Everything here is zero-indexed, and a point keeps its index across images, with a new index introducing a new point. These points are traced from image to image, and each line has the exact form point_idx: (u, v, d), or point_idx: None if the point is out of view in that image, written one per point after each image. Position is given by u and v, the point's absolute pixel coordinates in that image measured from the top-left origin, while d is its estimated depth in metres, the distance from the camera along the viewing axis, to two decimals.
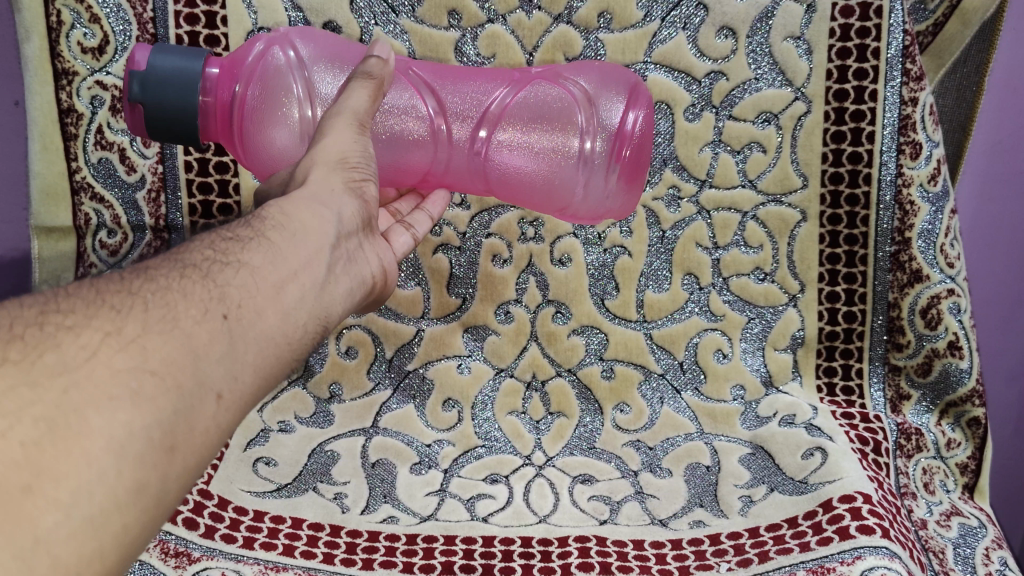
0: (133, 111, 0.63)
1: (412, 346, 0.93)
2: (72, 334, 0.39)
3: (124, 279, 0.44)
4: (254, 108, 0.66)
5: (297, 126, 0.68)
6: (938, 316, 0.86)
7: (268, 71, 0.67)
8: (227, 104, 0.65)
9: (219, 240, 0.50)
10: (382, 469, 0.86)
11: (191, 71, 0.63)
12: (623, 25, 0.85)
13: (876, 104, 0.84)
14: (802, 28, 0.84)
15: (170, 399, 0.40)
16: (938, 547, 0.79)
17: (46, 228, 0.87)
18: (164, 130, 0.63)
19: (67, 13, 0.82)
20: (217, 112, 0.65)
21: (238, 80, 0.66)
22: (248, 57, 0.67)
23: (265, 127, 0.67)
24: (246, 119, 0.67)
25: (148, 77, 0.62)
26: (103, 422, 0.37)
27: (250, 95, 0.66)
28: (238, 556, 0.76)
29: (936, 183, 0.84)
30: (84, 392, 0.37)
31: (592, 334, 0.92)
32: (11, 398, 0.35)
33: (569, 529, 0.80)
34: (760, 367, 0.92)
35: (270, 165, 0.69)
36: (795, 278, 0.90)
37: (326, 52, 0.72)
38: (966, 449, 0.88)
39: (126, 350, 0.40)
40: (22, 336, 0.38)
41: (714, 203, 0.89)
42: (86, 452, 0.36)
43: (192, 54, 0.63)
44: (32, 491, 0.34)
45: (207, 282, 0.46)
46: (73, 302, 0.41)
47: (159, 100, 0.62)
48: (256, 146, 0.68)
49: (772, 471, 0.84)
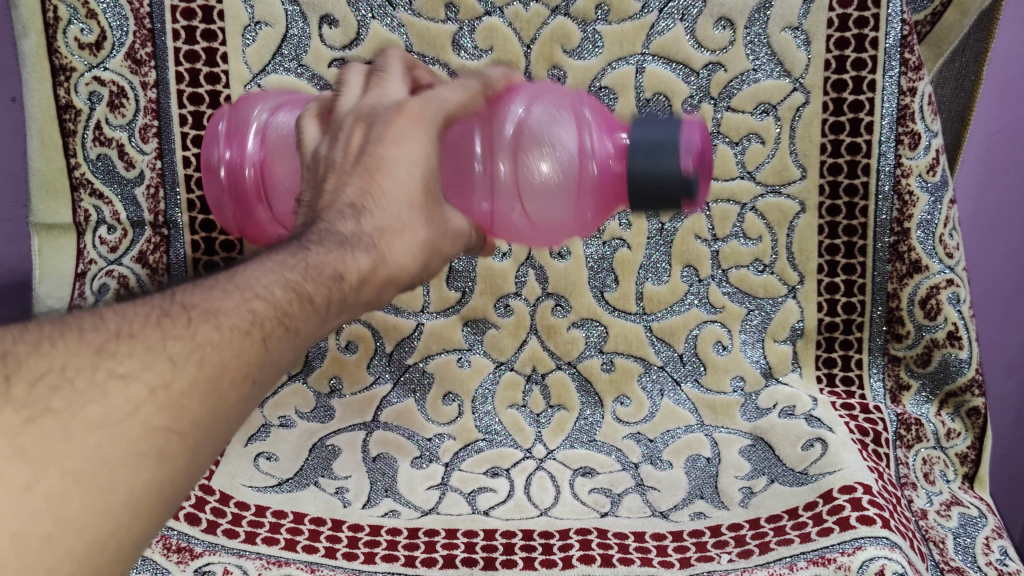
0: (695, 127, 0.58)
1: (411, 340, 0.92)
2: (122, 383, 0.36)
3: (187, 313, 0.41)
4: (570, 141, 0.63)
5: (519, 141, 0.64)
6: (938, 306, 0.86)
7: (553, 178, 0.63)
8: (599, 146, 0.62)
9: (281, 286, 0.46)
10: (383, 463, 0.87)
11: (645, 165, 0.58)
12: (621, 17, 0.85)
13: (874, 95, 0.84)
14: (799, 18, 0.84)
15: (185, 458, 0.38)
16: (938, 537, 0.79)
17: (47, 224, 0.88)
18: (648, 130, 0.59)
19: (64, 10, 0.83)
20: (601, 132, 0.63)
21: (586, 160, 0.62)
22: (584, 197, 0.63)
23: (556, 124, 0.64)
24: (556, 126, 0.63)
25: (682, 152, 0.58)
26: (129, 475, 0.35)
27: (571, 161, 0.62)
28: (241, 551, 0.76)
29: (935, 173, 0.84)
30: (117, 447, 0.35)
31: (592, 326, 0.92)
32: (44, 447, 0.33)
33: (570, 521, 0.80)
34: (760, 359, 0.92)
35: (536, 90, 0.66)
36: (794, 269, 0.90)
37: (533, 241, 0.70)
38: (966, 439, 0.87)
39: (169, 409, 0.37)
40: (72, 379, 0.35)
41: (713, 194, 0.89)
42: (106, 505, 0.34)
43: (648, 171, 0.58)
44: (52, 539, 0.32)
45: (262, 345, 0.43)
46: (133, 345, 0.38)
47: (662, 139, 0.58)
48: (563, 105, 0.65)
49: (772, 462, 0.84)
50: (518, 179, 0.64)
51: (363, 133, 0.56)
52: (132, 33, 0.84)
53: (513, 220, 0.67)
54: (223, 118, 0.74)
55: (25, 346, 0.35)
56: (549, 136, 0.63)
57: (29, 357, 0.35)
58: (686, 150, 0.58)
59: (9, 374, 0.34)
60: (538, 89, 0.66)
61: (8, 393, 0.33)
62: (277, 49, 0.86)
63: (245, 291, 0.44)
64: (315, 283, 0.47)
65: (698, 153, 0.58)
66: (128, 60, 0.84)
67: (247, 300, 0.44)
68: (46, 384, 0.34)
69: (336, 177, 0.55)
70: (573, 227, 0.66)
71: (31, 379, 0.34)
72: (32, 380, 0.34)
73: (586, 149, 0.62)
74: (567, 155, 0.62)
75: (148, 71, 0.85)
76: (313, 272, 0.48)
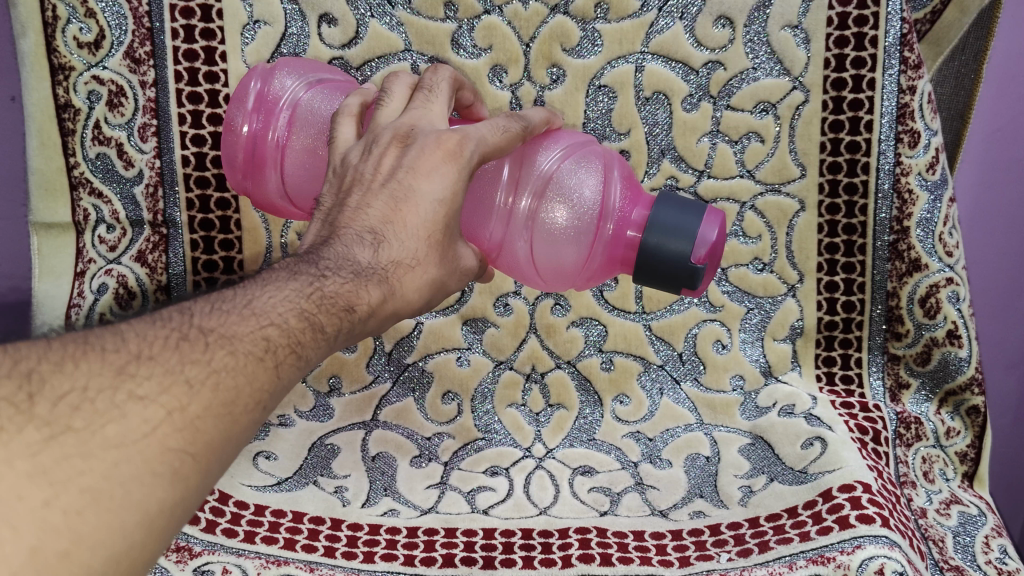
0: (714, 220, 0.64)
1: (411, 339, 0.92)
2: (139, 405, 0.38)
3: (203, 335, 0.43)
4: (595, 197, 0.66)
5: (549, 179, 0.67)
6: (937, 305, 0.86)
7: (568, 225, 0.66)
8: (624, 211, 0.66)
9: (297, 316, 0.47)
10: (382, 463, 0.86)
11: (661, 244, 0.63)
12: (620, 15, 0.85)
13: (874, 93, 0.84)
14: (799, 16, 0.83)
15: (197, 478, 0.40)
16: (938, 536, 0.79)
17: (46, 224, 0.88)
18: (670, 211, 0.64)
19: (62, 8, 0.82)
20: (626, 196, 0.67)
21: (604, 220, 0.66)
22: (596, 251, 0.67)
23: (589, 175, 0.67)
24: (588, 177, 0.67)
25: (698, 241, 0.62)
26: (144, 496, 0.37)
27: (594, 218, 0.66)
28: (239, 550, 0.76)
29: (935, 171, 0.84)
30: (135, 466, 0.37)
31: (591, 325, 0.92)
32: (63, 467, 0.35)
33: (570, 520, 0.80)
34: (759, 358, 0.92)
35: (572, 143, 0.69)
36: (794, 268, 0.90)
37: (529, 278, 0.72)
38: (966, 438, 0.87)
39: (185, 431, 0.39)
40: (93, 399, 0.38)
41: (713, 193, 0.89)
42: (122, 524, 0.36)
43: (663, 250, 0.63)
44: (69, 556, 0.34)
45: (275, 372, 0.44)
46: (152, 368, 0.40)
47: (681, 224, 0.63)
48: (595, 163, 0.68)
49: (772, 461, 0.84)
50: (538, 220, 0.67)
51: (398, 152, 0.57)
52: (131, 32, 0.84)
53: (516, 255, 0.69)
54: (256, 75, 0.72)
55: (48, 364, 0.38)
56: (576, 186, 0.66)
57: (53, 376, 0.38)
58: (701, 242, 0.62)
59: (33, 393, 0.37)
60: (574, 141, 0.70)
61: (32, 411, 0.36)
62: (276, 48, 0.86)
63: (261, 319, 0.46)
64: (328, 313, 0.49)
65: (710, 248, 0.63)
66: (126, 58, 0.84)
67: (262, 327, 0.45)
68: (67, 403, 0.37)
69: (361, 193, 0.56)
70: (572, 276, 0.70)
71: (53, 398, 0.37)
72: (54, 399, 0.37)
73: (610, 209, 0.66)
74: (590, 209, 0.66)
75: (147, 70, 0.85)
76: (326, 303, 0.49)
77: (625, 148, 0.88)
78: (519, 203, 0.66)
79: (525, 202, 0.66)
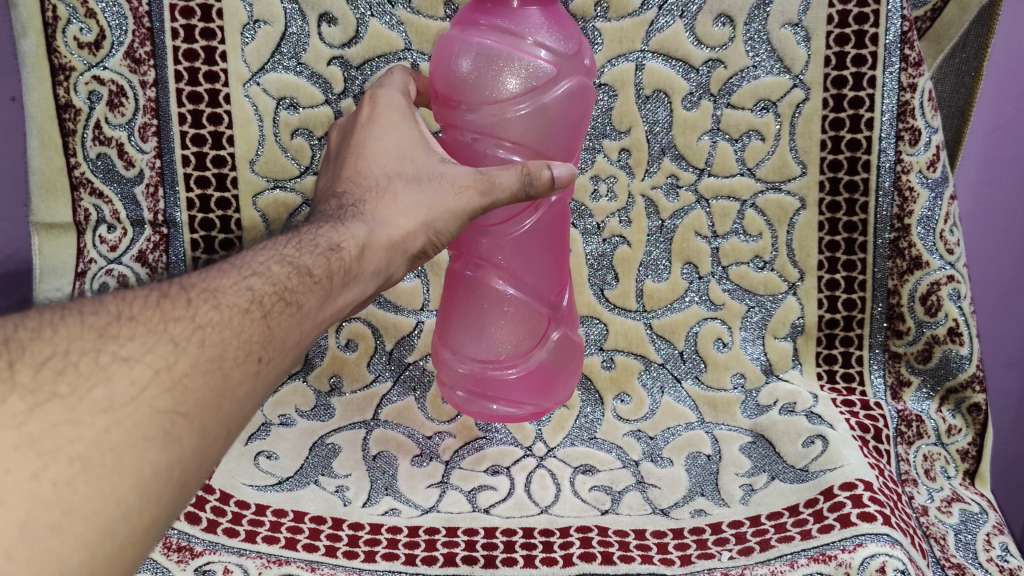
0: None
1: (412, 338, 0.94)
2: (124, 365, 0.41)
3: (190, 303, 0.46)
4: (505, 45, 0.63)
5: (472, 80, 0.64)
6: (938, 302, 0.86)
7: (543, 64, 0.64)
8: (504, 18, 0.64)
9: (279, 261, 0.53)
10: (383, 462, 0.87)
11: None
12: (620, 14, 0.85)
13: (874, 91, 0.84)
14: (799, 14, 0.83)
15: (193, 439, 0.42)
16: (939, 534, 0.78)
17: (47, 224, 0.88)
18: None
19: (63, 9, 0.82)
20: (500, 15, 0.64)
21: (525, 32, 0.63)
22: (564, 48, 0.65)
23: (472, 42, 0.64)
24: (469, 42, 0.64)
25: None
26: (136, 461, 0.39)
27: (517, 44, 0.63)
28: (241, 550, 0.75)
29: (935, 169, 0.84)
30: (125, 431, 0.39)
31: (592, 325, 0.93)
32: (51, 436, 0.37)
33: (571, 519, 0.80)
34: (760, 356, 0.92)
35: (437, 79, 0.66)
36: (794, 266, 0.90)
37: (581, 128, 0.69)
38: (967, 436, 0.87)
39: (173, 390, 0.41)
40: (76, 362, 0.40)
41: (713, 191, 0.89)
42: (114, 490, 0.38)
43: None
44: (61, 528, 0.36)
45: (263, 322, 0.48)
46: (134, 328, 0.43)
47: None
48: (462, 36, 0.65)
49: (773, 459, 0.84)
50: (532, 99, 0.64)
51: (346, 136, 0.70)
52: (131, 32, 0.84)
53: (562, 125, 0.66)
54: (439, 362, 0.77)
55: (26, 332, 0.40)
56: (491, 56, 0.63)
57: (32, 342, 0.39)
58: None
59: (13, 359, 0.38)
60: (439, 54, 0.66)
61: (13, 378, 0.37)
62: (276, 48, 0.86)
63: (242, 269, 0.51)
64: (312, 255, 0.55)
65: None
66: (127, 59, 0.84)
67: (245, 278, 0.50)
68: (50, 367, 0.39)
69: (329, 176, 0.68)
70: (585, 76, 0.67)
71: (35, 364, 0.38)
72: (36, 364, 0.38)
73: (512, 29, 0.63)
74: (518, 49, 0.63)
75: (147, 70, 0.85)
76: (307, 245, 0.56)
77: (625, 147, 0.88)
78: (515, 122, 0.64)
79: (513, 114, 0.64)
